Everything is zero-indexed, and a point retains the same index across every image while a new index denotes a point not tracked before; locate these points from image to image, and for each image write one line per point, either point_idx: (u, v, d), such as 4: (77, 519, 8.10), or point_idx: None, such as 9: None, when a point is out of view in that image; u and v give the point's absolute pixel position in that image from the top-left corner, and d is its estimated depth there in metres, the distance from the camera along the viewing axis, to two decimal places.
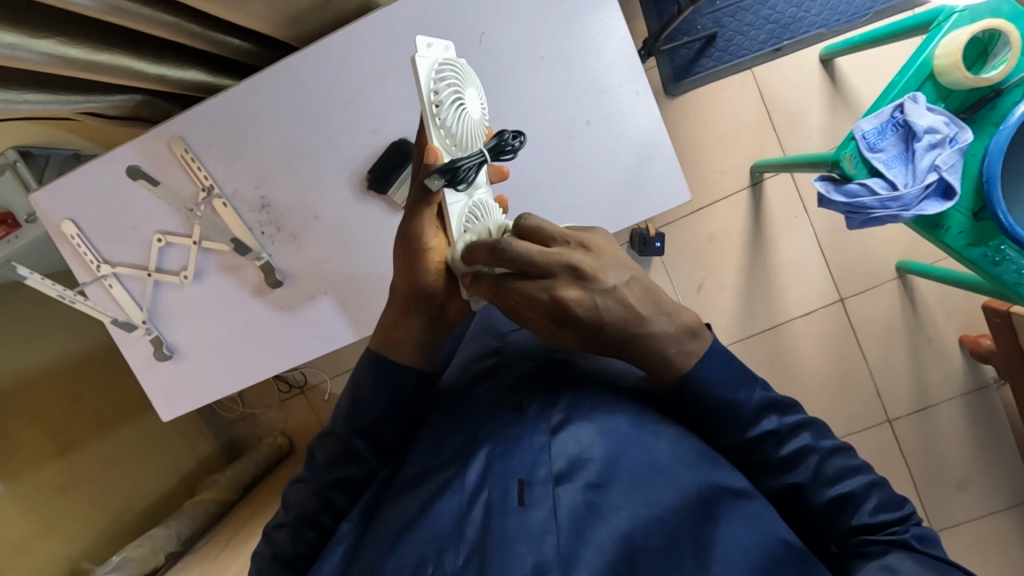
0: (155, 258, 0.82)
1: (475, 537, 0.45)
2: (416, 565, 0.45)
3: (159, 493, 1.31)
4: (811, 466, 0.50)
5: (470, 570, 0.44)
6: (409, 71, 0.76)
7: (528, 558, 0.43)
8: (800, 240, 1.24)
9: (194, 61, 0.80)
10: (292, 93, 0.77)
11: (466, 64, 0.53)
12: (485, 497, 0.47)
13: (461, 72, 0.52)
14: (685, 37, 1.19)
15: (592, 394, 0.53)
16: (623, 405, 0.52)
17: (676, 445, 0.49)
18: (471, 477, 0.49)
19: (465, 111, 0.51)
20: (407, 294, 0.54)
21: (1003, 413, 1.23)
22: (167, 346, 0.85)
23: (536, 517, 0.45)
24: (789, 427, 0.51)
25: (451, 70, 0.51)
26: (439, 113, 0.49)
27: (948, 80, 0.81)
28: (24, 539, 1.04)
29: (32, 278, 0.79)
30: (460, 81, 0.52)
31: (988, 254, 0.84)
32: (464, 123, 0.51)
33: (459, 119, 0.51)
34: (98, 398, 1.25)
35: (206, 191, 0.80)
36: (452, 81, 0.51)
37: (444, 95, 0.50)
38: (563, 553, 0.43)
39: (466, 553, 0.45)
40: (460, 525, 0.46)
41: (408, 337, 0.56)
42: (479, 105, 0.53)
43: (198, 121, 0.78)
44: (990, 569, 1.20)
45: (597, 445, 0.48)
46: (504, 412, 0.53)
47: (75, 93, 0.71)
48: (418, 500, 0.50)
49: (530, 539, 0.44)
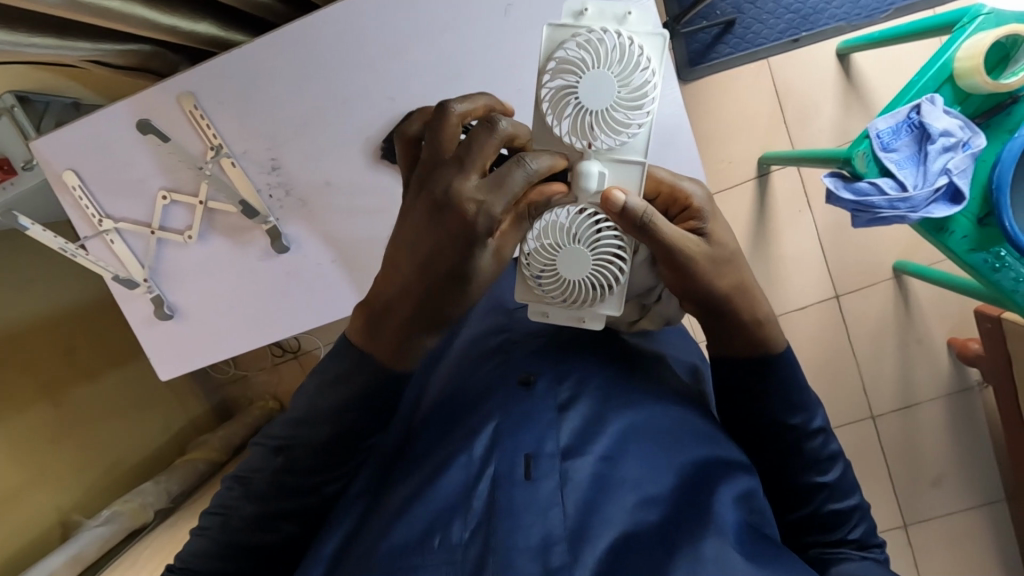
0: (159, 215, 0.81)
1: (481, 510, 0.46)
2: (425, 533, 0.45)
3: (150, 450, 1.31)
4: (838, 473, 0.54)
5: (474, 546, 0.44)
6: (430, 40, 0.74)
7: (535, 532, 0.43)
8: (803, 233, 1.25)
9: (207, 13, 0.77)
10: (307, 53, 0.75)
11: (611, 42, 0.48)
12: (491, 470, 0.47)
13: (620, 42, 0.48)
14: (704, 21, 1.15)
15: (601, 376, 0.54)
16: (636, 391, 0.53)
17: (685, 425, 0.51)
18: (477, 448, 0.49)
19: (584, 104, 0.48)
20: (433, 286, 0.46)
21: (983, 415, 1.26)
22: (167, 306, 0.84)
23: (544, 490, 0.45)
24: (832, 459, 0.54)
25: (586, 45, 0.48)
26: (555, 107, 0.50)
27: (968, 83, 0.81)
28: (16, 488, 1.04)
29: (33, 228, 0.78)
30: (584, 67, 0.48)
31: (988, 260, 0.84)
32: (600, 120, 0.49)
33: (576, 110, 0.49)
34: (91, 353, 1.24)
35: (215, 150, 0.78)
36: (574, 69, 0.48)
37: (560, 88, 0.49)
38: (571, 528, 0.43)
39: (472, 526, 0.45)
40: (465, 496, 0.47)
41: (429, 311, 0.46)
42: (609, 90, 0.48)
43: (209, 76, 0.76)
44: (954, 564, 1.25)
45: (604, 422, 0.50)
46: (514, 385, 0.53)
47: (84, 39, 0.68)
48: (424, 470, 0.50)
49: (537, 512, 0.44)
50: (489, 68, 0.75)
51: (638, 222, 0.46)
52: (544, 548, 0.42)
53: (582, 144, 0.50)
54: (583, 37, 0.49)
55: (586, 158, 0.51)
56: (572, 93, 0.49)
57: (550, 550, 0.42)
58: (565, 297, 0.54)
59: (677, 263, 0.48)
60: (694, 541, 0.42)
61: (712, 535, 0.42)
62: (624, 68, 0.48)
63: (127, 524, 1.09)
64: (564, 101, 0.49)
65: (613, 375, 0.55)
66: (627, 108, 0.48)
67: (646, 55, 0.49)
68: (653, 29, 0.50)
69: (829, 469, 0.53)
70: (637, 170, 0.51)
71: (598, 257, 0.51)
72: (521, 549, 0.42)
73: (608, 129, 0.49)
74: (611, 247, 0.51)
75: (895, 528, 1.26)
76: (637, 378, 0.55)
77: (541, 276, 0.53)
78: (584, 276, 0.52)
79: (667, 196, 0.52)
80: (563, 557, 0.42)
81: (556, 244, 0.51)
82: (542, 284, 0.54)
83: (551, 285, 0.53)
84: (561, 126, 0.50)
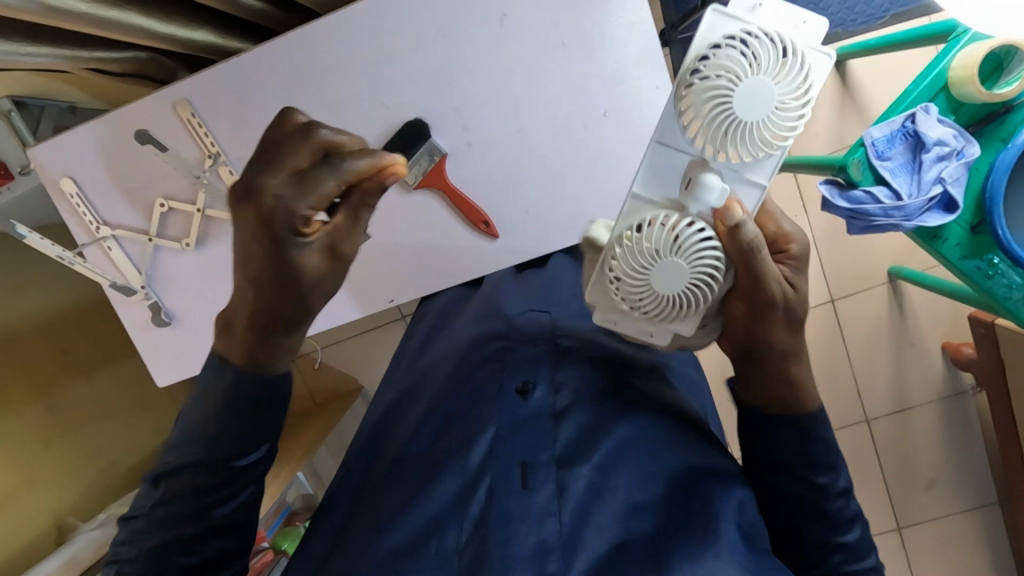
0: (156, 222, 0.81)
1: (477, 515, 0.46)
2: (418, 538, 0.46)
3: (146, 452, 1.31)
4: (858, 535, 0.52)
5: (470, 548, 0.44)
6: (425, 47, 0.74)
7: (530, 539, 0.43)
8: (798, 238, 1.25)
9: (206, 20, 0.77)
10: (303, 61, 0.74)
11: (780, 46, 0.44)
12: (487, 479, 0.47)
13: (783, 51, 0.44)
14: None
15: (594, 389, 0.55)
16: (627, 405, 0.54)
17: (675, 438, 0.52)
18: (472, 459, 0.49)
19: (733, 113, 0.45)
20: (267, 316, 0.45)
21: (976, 418, 1.26)
22: (164, 312, 0.85)
23: (539, 499, 0.45)
24: (852, 520, 0.52)
25: (780, 52, 0.44)
26: (692, 113, 0.47)
27: (961, 92, 0.82)
28: (12, 492, 1.04)
29: (31, 237, 0.77)
30: (747, 72, 0.44)
31: (981, 267, 0.85)
32: (732, 130, 0.46)
33: (714, 117, 0.46)
34: (86, 355, 1.24)
35: (212, 158, 0.78)
36: (731, 73, 0.45)
37: (710, 90, 0.45)
38: (566, 537, 0.43)
39: (467, 529, 0.45)
40: (461, 503, 0.47)
41: (278, 324, 0.46)
42: (763, 101, 0.44)
43: (205, 84, 0.75)
44: (946, 566, 1.26)
45: (597, 433, 0.50)
46: (510, 395, 0.53)
47: (82, 47, 0.69)
48: (418, 478, 0.50)
49: (533, 519, 0.44)
50: (485, 77, 0.75)
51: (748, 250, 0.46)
52: (539, 554, 0.42)
53: (708, 152, 0.48)
54: (752, 39, 0.44)
55: (705, 168, 0.49)
56: (718, 98, 0.45)
57: (546, 557, 0.42)
58: (649, 313, 0.51)
59: (758, 303, 0.49)
60: (688, 549, 0.43)
61: (707, 545, 0.43)
62: (797, 87, 0.45)
63: None
64: (695, 109, 0.46)
65: (605, 389, 0.55)
66: (781, 126, 0.46)
67: (810, 69, 0.45)
68: (819, 45, 0.46)
69: (849, 530, 0.51)
70: (753, 195, 0.50)
71: (698, 273, 0.49)
72: (517, 555, 0.42)
73: (746, 142, 0.46)
74: (709, 264, 0.49)
75: (888, 531, 1.27)
76: (630, 390, 0.56)
77: (626, 292, 0.51)
78: (676, 293, 0.49)
79: (770, 234, 0.52)
80: (558, 566, 0.42)
81: (648, 254, 0.49)
82: (630, 302, 0.52)
83: (642, 300, 0.51)
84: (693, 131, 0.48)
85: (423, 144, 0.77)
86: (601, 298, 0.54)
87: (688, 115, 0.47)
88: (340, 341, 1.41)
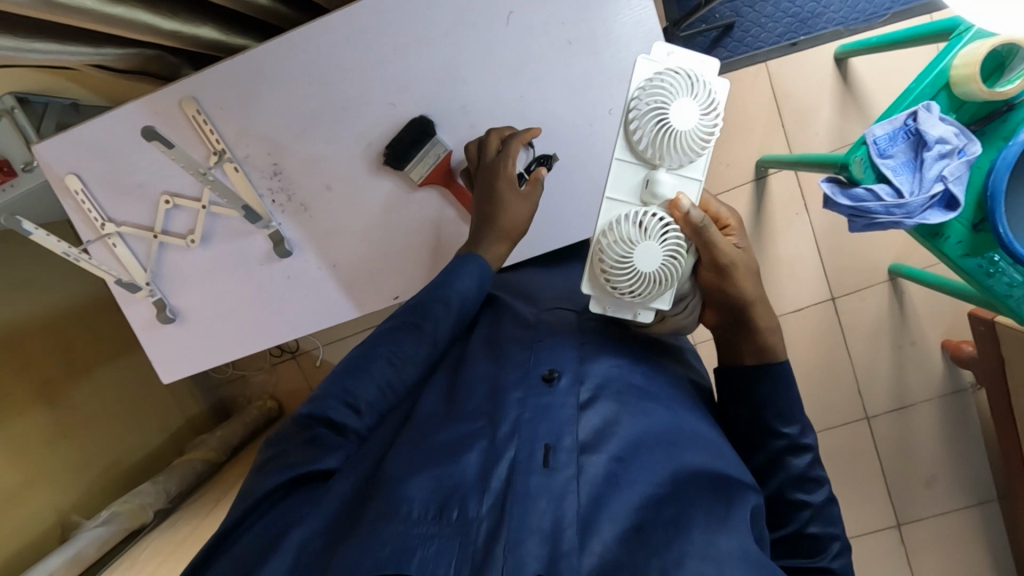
0: (161, 219, 0.81)
1: (499, 490, 0.47)
2: (440, 505, 0.47)
3: (148, 450, 1.31)
4: (822, 495, 0.56)
5: (490, 520, 0.46)
6: (431, 45, 0.74)
7: (547, 516, 0.45)
8: (800, 236, 1.26)
9: (211, 17, 0.77)
10: (309, 59, 0.74)
11: (690, 73, 0.54)
12: (509, 454, 0.49)
13: (693, 79, 0.54)
14: (703, 24, 1.17)
15: (624, 374, 0.56)
16: (649, 395, 0.54)
17: (700, 434, 0.52)
18: (501, 431, 0.50)
19: (669, 124, 0.54)
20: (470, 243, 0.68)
21: (975, 415, 1.27)
22: (169, 309, 0.85)
23: (559, 479, 0.47)
24: (817, 482, 0.56)
25: (688, 80, 0.54)
26: (637, 122, 0.55)
27: (964, 90, 0.82)
28: (15, 489, 1.04)
29: (37, 233, 0.77)
30: (672, 92, 0.54)
31: (982, 265, 0.86)
32: (668, 138, 0.54)
33: (656, 128, 0.54)
34: (88, 352, 1.24)
35: (217, 155, 0.78)
36: (660, 92, 0.54)
37: (646, 106, 0.54)
38: (582, 516, 0.45)
39: (489, 502, 0.47)
40: (483, 476, 0.48)
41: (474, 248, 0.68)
42: (692, 114, 0.54)
43: (211, 81, 0.75)
44: (945, 564, 1.27)
45: (623, 424, 0.51)
46: (536, 381, 0.54)
47: (86, 44, 0.69)
48: (440, 445, 0.51)
49: (550, 498, 0.46)
50: (490, 75, 0.76)
51: (698, 223, 0.52)
52: (554, 532, 0.44)
53: (654, 157, 0.55)
54: (666, 73, 0.54)
55: (655, 171, 0.56)
56: (653, 111, 0.54)
57: (560, 535, 0.44)
58: (635, 292, 0.55)
59: (722, 268, 0.54)
60: (700, 546, 0.42)
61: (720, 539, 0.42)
62: (705, 102, 0.55)
63: (126, 524, 1.09)
64: (638, 124, 0.55)
65: (628, 377, 0.56)
66: (704, 136, 0.54)
67: (715, 91, 0.55)
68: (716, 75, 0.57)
69: (814, 490, 0.56)
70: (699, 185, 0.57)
71: (669, 250, 0.53)
72: (533, 529, 0.44)
73: (681, 148, 0.54)
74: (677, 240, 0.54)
75: (888, 529, 1.28)
76: (655, 379, 0.57)
77: (607, 277, 0.55)
78: (656, 270, 0.53)
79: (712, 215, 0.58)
80: (572, 544, 0.43)
81: (625, 238, 0.54)
82: (612, 284, 0.55)
83: (626, 281, 0.54)
84: (640, 139, 0.55)
85: (428, 141, 0.76)
86: (590, 288, 0.57)
87: (633, 127, 0.55)
88: (343, 339, 1.41)
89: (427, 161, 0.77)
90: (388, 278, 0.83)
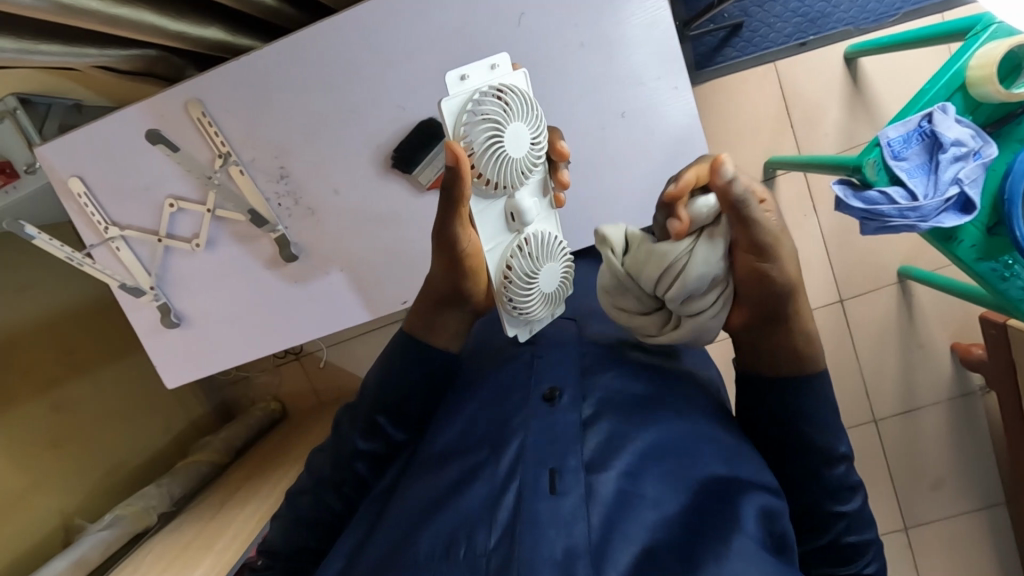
0: (166, 223, 0.80)
1: (507, 521, 0.45)
2: (449, 542, 0.45)
3: (151, 452, 1.30)
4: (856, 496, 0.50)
5: (500, 552, 0.43)
6: (440, 43, 0.73)
7: (559, 543, 0.42)
8: (808, 238, 1.25)
9: (216, 18, 0.76)
10: (317, 61, 0.73)
11: (509, 90, 0.51)
12: (515, 483, 0.47)
13: (505, 96, 0.51)
14: (711, 24, 1.15)
15: (631, 393, 0.54)
16: (661, 407, 0.53)
17: (716, 442, 0.50)
18: (504, 464, 0.49)
19: (504, 152, 0.52)
20: (440, 294, 0.55)
21: (985, 418, 1.26)
22: (173, 314, 0.84)
23: (567, 504, 0.44)
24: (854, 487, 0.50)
25: (497, 95, 0.51)
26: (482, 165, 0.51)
27: (981, 92, 0.81)
28: (18, 493, 1.03)
29: (40, 237, 0.76)
30: (502, 118, 0.51)
31: (997, 269, 0.84)
32: (508, 168, 0.52)
33: (498, 163, 0.52)
34: (91, 354, 1.23)
35: (223, 157, 0.76)
36: (492, 122, 0.51)
37: (480, 145, 0.51)
38: (595, 544, 0.43)
39: (496, 535, 0.44)
40: (491, 508, 0.46)
41: (449, 299, 0.55)
42: (524, 139, 0.53)
43: (217, 83, 0.74)
44: (954, 568, 1.26)
45: (633, 438, 0.49)
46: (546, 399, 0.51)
47: (90, 45, 0.67)
48: (450, 474, 0.51)
49: (560, 526, 0.43)
50: None
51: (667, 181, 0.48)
52: (567, 559, 0.42)
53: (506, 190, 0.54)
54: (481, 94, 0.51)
55: (515, 197, 0.55)
56: (490, 151, 0.51)
57: (574, 561, 0.41)
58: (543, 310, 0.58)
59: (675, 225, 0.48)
60: (717, 552, 0.42)
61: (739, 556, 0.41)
62: (527, 116, 0.53)
63: (129, 528, 1.08)
64: (474, 162, 0.51)
65: (628, 393, 0.54)
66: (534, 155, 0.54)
67: (526, 100, 0.53)
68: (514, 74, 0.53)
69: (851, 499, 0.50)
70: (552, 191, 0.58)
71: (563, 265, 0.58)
72: (544, 559, 0.41)
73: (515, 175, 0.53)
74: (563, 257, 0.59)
75: (895, 532, 1.27)
76: (672, 390, 0.55)
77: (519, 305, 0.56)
78: (553, 287, 0.58)
79: None
80: (586, 571, 0.41)
81: (524, 266, 0.55)
82: (524, 311, 0.57)
83: (533, 305, 0.57)
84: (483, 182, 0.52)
85: (437, 145, 0.76)
86: (509, 325, 0.57)
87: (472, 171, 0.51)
88: (347, 341, 1.41)
89: (435, 165, 0.77)
90: (394, 281, 0.83)
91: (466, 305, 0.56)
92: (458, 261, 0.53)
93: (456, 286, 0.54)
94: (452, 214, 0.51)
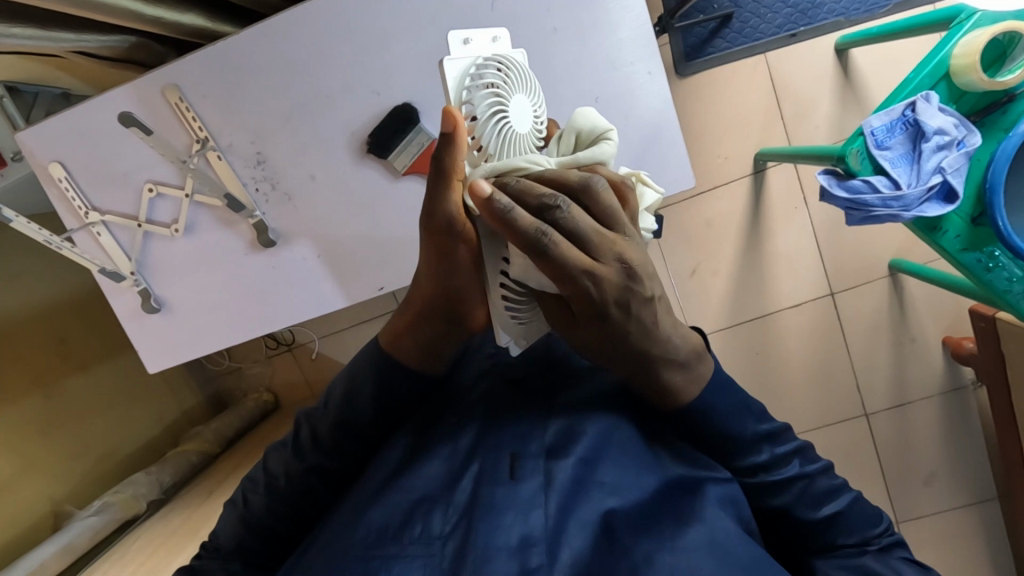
0: (145, 208, 0.81)
1: (464, 503, 0.46)
2: (405, 520, 0.46)
3: (143, 441, 1.31)
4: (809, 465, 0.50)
5: (456, 536, 0.44)
6: (416, 31, 0.73)
7: (515, 531, 0.43)
8: (799, 231, 1.24)
9: (192, 4, 0.76)
10: (295, 47, 0.74)
11: (518, 64, 0.49)
12: (475, 467, 0.48)
13: (511, 70, 0.49)
14: (701, 14, 1.15)
15: (595, 382, 0.54)
16: (624, 394, 0.53)
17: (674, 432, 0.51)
18: (463, 441, 0.50)
19: (510, 126, 0.48)
20: (433, 299, 0.50)
21: (976, 412, 1.26)
22: (155, 299, 0.84)
23: (526, 490, 0.45)
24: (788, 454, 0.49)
25: (499, 66, 0.49)
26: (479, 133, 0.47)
27: (964, 80, 0.80)
28: (9, 477, 1.04)
29: (18, 221, 0.77)
30: (506, 89, 0.48)
31: (981, 260, 0.84)
32: (511, 141, 0.48)
33: (500, 135, 0.47)
34: (82, 342, 1.24)
35: (200, 143, 0.77)
36: (496, 91, 0.48)
37: (480, 112, 0.47)
38: (550, 530, 0.43)
39: (452, 520, 0.45)
40: (449, 488, 0.47)
41: (438, 307, 0.50)
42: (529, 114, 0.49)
43: (194, 68, 0.74)
44: (946, 562, 1.26)
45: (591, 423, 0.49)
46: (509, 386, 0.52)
47: (67, 30, 0.68)
48: (412, 455, 0.51)
49: (518, 511, 0.44)
50: None
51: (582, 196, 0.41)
52: (522, 546, 0.42)
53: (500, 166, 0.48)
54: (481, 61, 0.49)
55: None
56: (492, 119, 0.47)
57: (529, 549, 0.42)
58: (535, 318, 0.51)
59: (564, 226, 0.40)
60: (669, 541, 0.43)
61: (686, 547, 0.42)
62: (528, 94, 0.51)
63: (119, 515, 1.09)
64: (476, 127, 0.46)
65: (583, 379, 0.54)
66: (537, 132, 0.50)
67: (530, 79, 0.51)
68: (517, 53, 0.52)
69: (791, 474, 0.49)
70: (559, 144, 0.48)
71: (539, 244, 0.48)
72: (500, 547, 0.42)
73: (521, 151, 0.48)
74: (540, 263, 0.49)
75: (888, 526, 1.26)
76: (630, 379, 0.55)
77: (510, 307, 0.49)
78: None
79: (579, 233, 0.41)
80: (541, 558, 0.41)
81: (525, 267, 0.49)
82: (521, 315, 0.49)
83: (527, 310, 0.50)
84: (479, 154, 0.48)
85: (412, 130, 0.76)
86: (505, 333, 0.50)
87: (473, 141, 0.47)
88: (339, 331, 1.41)
89: (410, 150, 0.77)
90: (373, 267, 0.83)
91: (456, 318, 0.51)
92: (447, 248, 0.47)
93: (447, 287, 0.49)
94: (446, 186, 0.45)
